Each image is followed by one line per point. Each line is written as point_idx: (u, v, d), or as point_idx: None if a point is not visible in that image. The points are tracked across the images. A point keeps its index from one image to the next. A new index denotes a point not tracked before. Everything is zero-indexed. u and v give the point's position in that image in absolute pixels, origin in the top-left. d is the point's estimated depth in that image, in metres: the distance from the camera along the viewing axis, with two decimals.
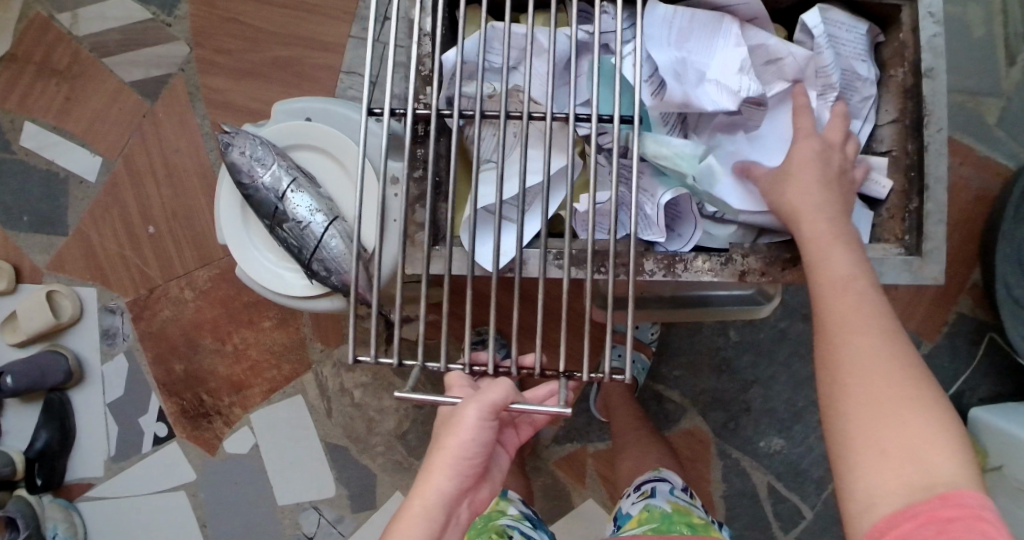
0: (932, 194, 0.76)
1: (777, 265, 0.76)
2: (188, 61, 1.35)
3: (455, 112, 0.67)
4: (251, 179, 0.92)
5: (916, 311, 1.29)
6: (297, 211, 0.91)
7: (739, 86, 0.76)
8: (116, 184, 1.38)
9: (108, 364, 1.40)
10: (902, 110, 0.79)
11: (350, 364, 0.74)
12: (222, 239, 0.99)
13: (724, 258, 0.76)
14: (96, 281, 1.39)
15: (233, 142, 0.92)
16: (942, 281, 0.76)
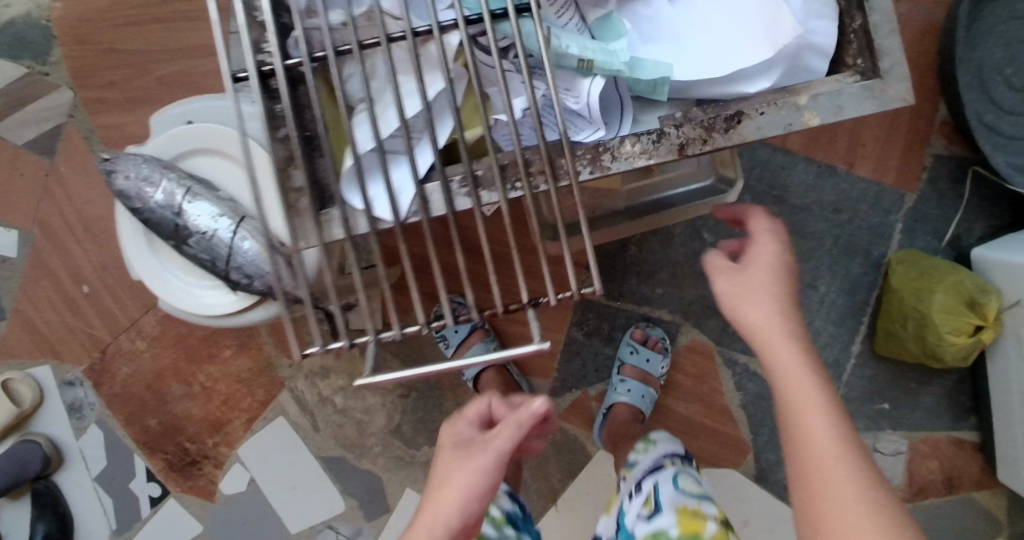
0: (874, 5, 0.67)
1: (717, 129, 0.67)
2: (75, 105, 1.27)
3: (302, 55, 0.58)
4: (142, 201, 0.82)
5: (891, 164, 1.22)
6: (198, 222, 0.82)
7: None
8: (39, 252, 1.30)
9: (84, 438, 1.33)
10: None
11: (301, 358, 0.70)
12: (133, 275, 0.89)
13: (655, 136, 0.67)
14: (48, 357, 1.32)
15: (114, 167, 0.82)
16: (914, 99, 0.66)
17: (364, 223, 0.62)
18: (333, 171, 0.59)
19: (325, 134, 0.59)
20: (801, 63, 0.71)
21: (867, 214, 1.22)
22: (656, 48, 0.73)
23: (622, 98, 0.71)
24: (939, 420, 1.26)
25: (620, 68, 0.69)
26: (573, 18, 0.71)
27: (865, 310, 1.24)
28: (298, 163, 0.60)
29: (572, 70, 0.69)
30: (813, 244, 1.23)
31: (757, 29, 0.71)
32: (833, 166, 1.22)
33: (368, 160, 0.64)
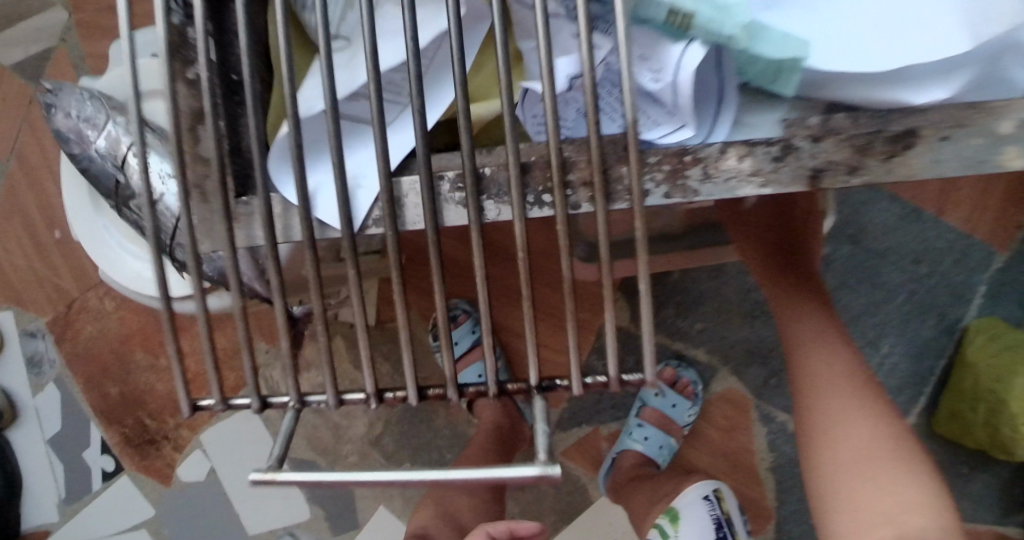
0: None
1: (875, 153, 0.45)
2: (68, 29, 1.14)
3: None
4: (82, 147, 0.67)
5: (988, 213, 1.03)
6: (140, 183, 0.64)
7: None
8: (11, 185, 1.17)
9: (41, 396, 1.22)
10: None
11: (186, 410, 0.52)
12: (77, 233, 0.77)
13: (777, 149, 0.45)
14: (12, 303, 1.21)
15: (57, 102, 0.68)
16: None
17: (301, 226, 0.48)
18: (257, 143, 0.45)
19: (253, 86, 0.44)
20: (1001, 70, 0.50)
21: (949, 269, 1.04)
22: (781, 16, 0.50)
23: (723, 86, 0.52)
24: (996, 518, 1.08)
25: (738, 39, 0.48)
26: None
27: (931, 380, 1.07)
28: (207, 120, 0.46)
29: (656, 29, 0.50)
30: (882, 297, 1.06)
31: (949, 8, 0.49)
32: (919, 209, 1.04)
33: (309, 128, 0.52)
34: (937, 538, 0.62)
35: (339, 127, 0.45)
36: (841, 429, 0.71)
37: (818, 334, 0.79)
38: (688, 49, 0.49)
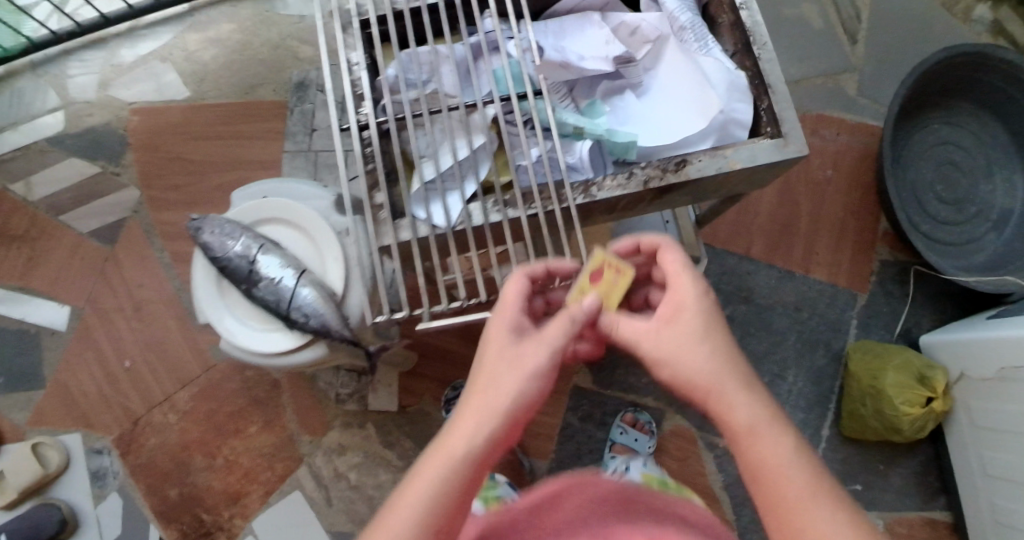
0: (776, 90, 0.91)
1: (669, 170, 0.88)
2: (139, 203, 1.47)
3: (387, 114, 0.86)
4: (223, 251, 1.08)
5: (844, 268, 1.41)
6: (268, 270, 1.07)
7: (608, 52, 0.95)
8: (87, 328, 1.45)
9: (102, 505, 1.39)
10: (735, 40, 0.97)
11: (373, 323, 0.88)
12: (201, 315, 1.12)
13: (627, 174, 0.88)
14: (79, 426, 1.42)
15: (203, 227, 1.09)
16: (809, 152, 0.89)
17: (425, 229, 0.87)
18: (407, 194, 0.86)
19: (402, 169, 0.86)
20: (730, 133, 0.93)
21: (824, 311, 1.40)
22: (630, 128, 0.95)
23: (605, 163, 0.93)
24: (905, 503, 1.36)
25: (602, 133, 0.91)
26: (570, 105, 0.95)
27: (831, 400, 1.39)
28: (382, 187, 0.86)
29: (570, 136, 0.92)
30: (778, 339, 1.40)
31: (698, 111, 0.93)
32: (792, 272, 1.41)
33: (430, 188, 0.89)
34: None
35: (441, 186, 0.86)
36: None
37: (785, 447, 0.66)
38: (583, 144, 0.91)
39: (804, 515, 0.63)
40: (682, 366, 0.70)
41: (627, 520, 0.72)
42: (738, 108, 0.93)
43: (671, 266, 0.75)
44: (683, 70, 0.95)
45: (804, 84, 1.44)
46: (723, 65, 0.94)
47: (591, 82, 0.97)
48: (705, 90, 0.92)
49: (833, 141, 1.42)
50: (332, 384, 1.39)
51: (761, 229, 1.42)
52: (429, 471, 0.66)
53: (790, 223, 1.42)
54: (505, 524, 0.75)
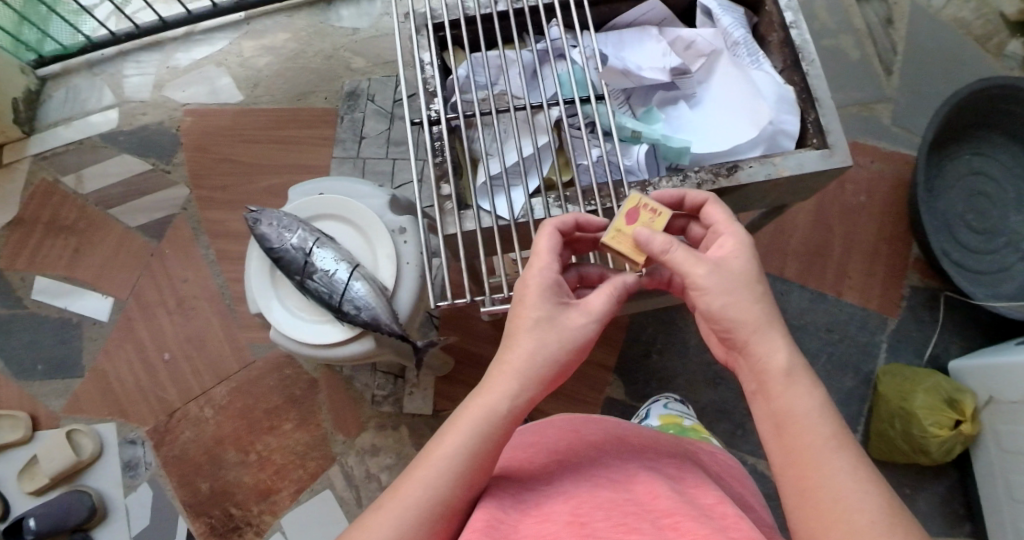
0: (823, 103, 0.89)
1: (722, 174, 0.87)
2: (188, 200, 1.51)
3: (458, 110, 0.87)
4: (280, 242, 1.08)
5: (874, 292, 1.43)
6: (323, 263, 1.06)
7: (664, 63, 0.93)
8: (129, 320, 1.47)
9: (132, 495, 1.40)
10: (785, 57, 0.95)
11: (433, 309, 0.88)
12: (251, 306, 1.12)
13: (680, 176, 0.88)
14: (115, 415, 1.44)
15: (260, 218, 1.10)
16: (854, 163, 0.87)
17: (488, 221, 0.86)
18: (473, 186, 0.85)
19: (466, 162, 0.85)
20: (778, 143, 0.91)
21: (854, 334, 1.42)
22: (684, 135, 0.93)
23: (658, 166, 0.92)
24: (936, 529, 1.35)
25: (658, 137, 0.91)
26: (626, 111, 0.94)
27: (861, 421, 1.39)
28: (449, 179, 0.85)
29: (626, 139, 0.92)
30: (808, 359, 1.41)
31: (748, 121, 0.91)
32: (824, 294, 1.44)
33: (495, 182, 0.88)
34: (859, 507, 0.63)
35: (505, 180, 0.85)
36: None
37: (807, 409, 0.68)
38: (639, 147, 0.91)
39: (819, 470, 0.66)
40: (731, 306, 0.72)
41: (645, 458, 0.73)
42: (787, 120, 0.91)
43: (716, 217, 0.77)
44: (738, 83, 0.93)
45: (839, 112, 1.49)
46: (774, 80, 0.93)
47: (645, 90, 0.96)
48: (756, 102, 0.91)
49: (865, 169, 1.47)
50: (368, 386, 1.41)
51: (794, 251, 1.45)
52: (465, 422, 0.70)
53: (823, 247, 1.45)
54: (527, 448, 0.77)
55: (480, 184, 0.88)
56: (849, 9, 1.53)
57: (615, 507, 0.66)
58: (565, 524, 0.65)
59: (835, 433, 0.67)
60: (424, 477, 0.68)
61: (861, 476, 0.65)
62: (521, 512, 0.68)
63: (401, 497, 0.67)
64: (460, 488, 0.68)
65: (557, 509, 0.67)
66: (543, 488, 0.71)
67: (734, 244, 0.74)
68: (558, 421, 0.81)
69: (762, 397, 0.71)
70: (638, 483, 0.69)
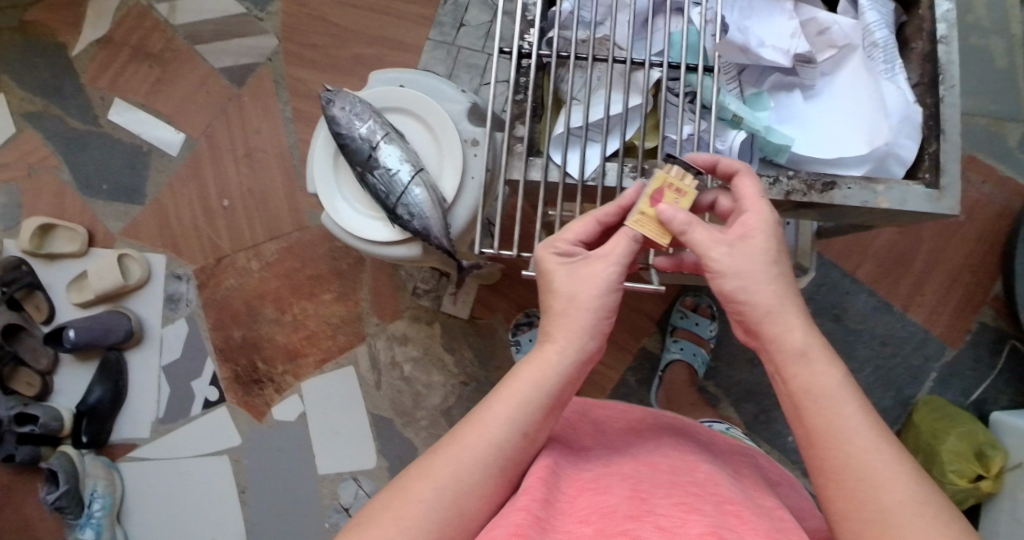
0: (948, 138, 0.82)
1: (815, 188, 0.82)
2: (275, 52, 1.49)
3: (554, 49, 0.82)
4: (349, 130, 1.06)
5: (942, 317, 1.36)
6: (387, 161, 1.05)
7: (790, 47, 0.85)
8: (197, 160, 1.50)
9: (168, 327, 1.47)
10: (923, 72, 0.87)
11: (477, 255, 0.93)
12: (311, 186, 1.12)
13: (772, 179, 0.83)
14: (166, 249, 1.49)
15: (334, 99, 1.07)
16: (960, 213, 0.82)
17: (557, 174, 0.83)
18: (548, 133, 0.82)
19: (548, 108, 0.82)
20: (886, 166, 0.85)
21: (908, 354, 1.36)
22: (789, 129, 0.87)
23: (751, 157, 0.86)
24: None
25: (760, 128, 0.84)
26: (735, 89, 0.87)
27: None
28: (527, 120, 0.82)
29: (725, 121, 0.85)
30: (853, 366, 1.37)
31: (861, 133, 0.84)
32: (890, 304, 1.37)
33: (574, 132, 0.84)
34: (896, 486, 0.62)
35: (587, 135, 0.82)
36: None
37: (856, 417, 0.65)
38: (738, 134, 0.84)
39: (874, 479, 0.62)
40: (742, 290, 0.69)
41: (703, 453, 0.79)
42: (903, 146, 0.84)
43: (745, 191, 0.73)
44: (863, 86, 0.86)
45: (965, 120, 1.37)
46: (905, 96, 0.85)
47: (762, 70, 0.88)
48: (879, 116, 0.83)
49: (975, 187, 1.35)
50: (412, 276, 1.42)
51: (873, 255, 1.38)
52: (520, 381, 0.72)
53: (904, 257, 1.37)
54: (585, 436, 0.84)
55: (556, 133, 0.83)
56: (1012, 10, 1.37)
57: (675, 487, 0.72)
58: (625, 498, 0.70)
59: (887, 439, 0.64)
60: (480, 437, 0.71)
61: (892, 452, 0.64)
62: (577, 488, 0.74)
63: (457, 452, 0.70)
64: (513, 447, 0.71)
65: (615, 485, 0.73)
66: (602, 468, 0.77)
67: (757, 220, 0.71)
68: (612, 412, 0.88)
69: (791, 388, 0.68)
70: (698, 468, 0.75)
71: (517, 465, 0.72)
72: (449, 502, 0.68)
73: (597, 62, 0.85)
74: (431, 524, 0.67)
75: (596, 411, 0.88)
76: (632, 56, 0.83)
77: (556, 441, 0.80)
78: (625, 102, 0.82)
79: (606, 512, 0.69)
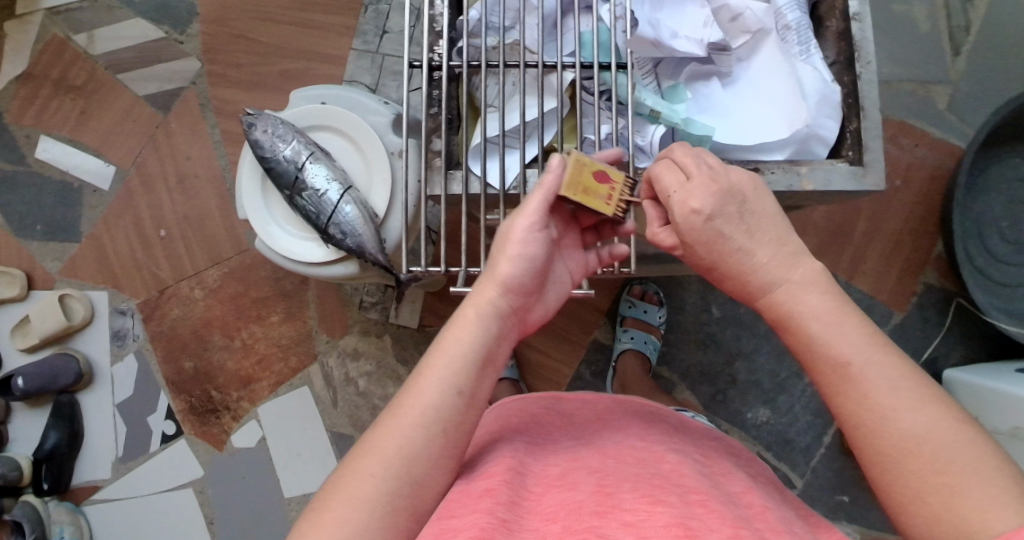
0: (868, 113, 0.81)
1: None
2: (199, 75, 1.45)
3: (465, 60, 0.76)
4: (273, 153, 1.04)
5: (886, 283, 1.37)
6: (315, 181, 1.03)
7: (704, 36, 0.81)
8: (130, 191, 1.46)
9: (118, 364, 1.44)
10: (839, 50, 0.85)
11: (406, 275, 0.93)
12: (242, 213, 1.10)
13: None
14: (108, 285, 1.45)
15: (256, 122, 1.05)
16: (885, 188, 0.80)
17: (477, 187, 0.77)
18: (464, 144, 0.76)
19: (463, 120, 0.76)
20: (809, 148, 0.82)
21: None
22: (709, 118, 0.83)
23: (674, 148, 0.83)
24: None
25: (678, 121, 0.80)
26: (652, 83, 0.84)
27: None
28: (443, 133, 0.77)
29: (644, 116, 0.82)
30: None
31: (781, 117, 0.81)
32: (835, 275, 1.38)
33: (492, 142, 0.79)
34: (931, 426, 0.61)
35: (502, 144, 0.76)
36: (948, 514, 0.59)
37: (877, 371, 0.63)
38: (658, 126, 0.81)
39: (889, 430, 0.62)
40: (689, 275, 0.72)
41: (668, 439, 0.79)
42: (825, 125, 0.82)
43: (664, 193, 0.71)
44: (784, 69, 0.82)
45: (893, 86, 1.38)
46: (824, 74, 0.82)
47: (678, 61, 0.85)
48: (796, 98, 0.81)
49: (908, 153, 1.37)
50: (358, 290, 1.41)
51: (815, 227, 1.38)
52: (452, 343, 0.74)
53: (844, 227, 1.38)
54: (551, 429, 0.82)
55: (471, 145, 0.77)
56: None
57: (642, 479, 0.71)
58: (592, 493, 0.69)
59: (919, 395, 0.63)
60: (414, 405, 0.72)
61: (917, 393, 0.63)
62: (544, 485, 0.73)
63: (394, 423, 0.71)
64: (449, 405, 0.72)
65: (581, 480, 0.72)
66: (571, 456, 0.77)
67: (701, 179, 0.69)
68: (581, 404, 0.87)
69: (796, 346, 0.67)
70: (664, 459, 0.75)
71: (458, 431, 0.72)
72: (393, 477, 0.69)
73: (509, 69, 0.79)
74: (378, 499, 0.68)
75: (562, 404, 0.87)
76: (542, 59, 0.78)
77: (518, 440, 0.79)
78: (538, 107, 0.77)
79: (573, 507, 0.68)
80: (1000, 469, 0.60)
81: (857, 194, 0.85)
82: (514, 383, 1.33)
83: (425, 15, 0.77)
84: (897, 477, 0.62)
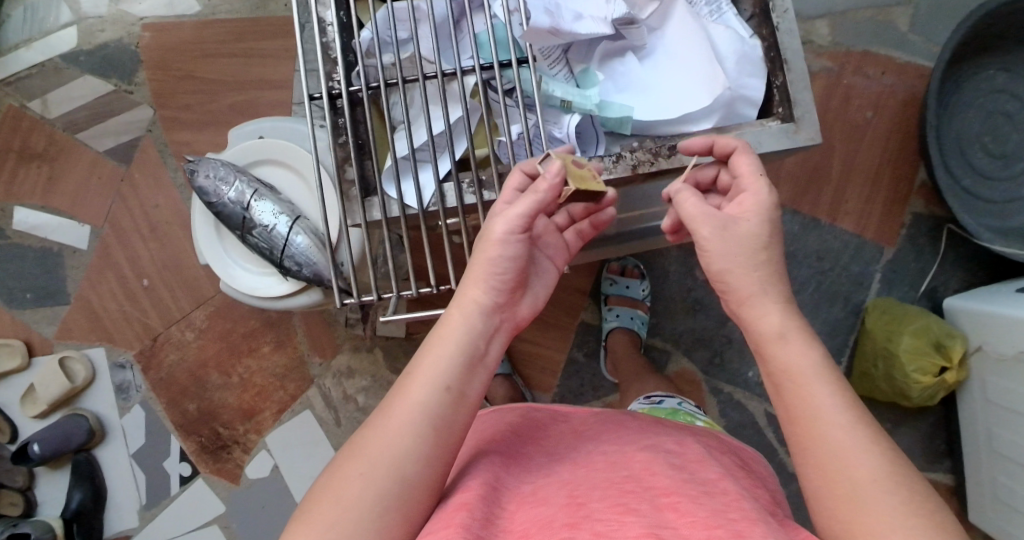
0: (792, 65, 0.77)
1: (662, 155, 0.78)
2: (153, 122, 1.46)
3: (363, 84, 0.75)
4: (218, 196, 1.03)
5: (872, 219, 1.33)
6: (262, 217, 1.02)
7: (608, 13, 0.78)
8: (107, 247, 1.48)
9: (127, 416, 1.47)
10: (755, 3, 0.81)
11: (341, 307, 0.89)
12: (201, 258, 1.10)
13: (614, 157, 0.78)
14: (103, 341, 1.48)
15: (198, 168, 1.04)
16: (822, 140, 0.77)
17: (396, 208, 0.77)
18: (377, 169, 0.75)
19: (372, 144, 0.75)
20: (736, 111, 0.79)
21: (847, 263, 1.33)
22: (628, 97, 0.80)
23: (597, 133, 0.80)
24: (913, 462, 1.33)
25: (592, 107, 0.78)
26: (562, 71, 0.80)
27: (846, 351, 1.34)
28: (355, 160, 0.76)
29: (557, 108, 0.79)
30: (796, 286, 1.34)
31: (700, 85, 0.78)
32: (818, 220, 1.33)
33: (405, 161, 0.78)
34: (884, 471, 0.63)
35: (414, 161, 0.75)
36: None
37: (840, 410, 0.65)
38: (574, 114, 0.78)
39: (848, 461, 0.63)
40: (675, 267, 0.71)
41: (641, 440, 0.77)
42: (748, 86, 0.79)
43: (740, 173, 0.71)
44: (697, 34, 0.79)
45: (852, 15, 1.31)
46: (742, 33, 0.80)
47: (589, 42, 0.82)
48: (712, 62, 0.78)
49: (876, 82, 1.31)
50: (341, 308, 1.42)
51: (789, 174, 1.34)
52: (440, 348, 0.73)
53: (820, 169, 1.34)
54: (526, 443, 0.79)
55: (386, 168, 0.77)
56: None
57: (612, 486, 0.69)
58: (562, 506, 0.68)
59: (872, 437, 0.64)
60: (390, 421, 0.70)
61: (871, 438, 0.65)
62: (516, 502, 0.71)
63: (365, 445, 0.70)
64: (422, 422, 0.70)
65: (552, 493, 0.70)
66: (543, 477, 0.74)
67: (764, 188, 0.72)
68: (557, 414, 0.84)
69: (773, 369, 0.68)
70: (634, 458, 0.73)
71: (448, 431, 0.71)
72: (375, 496, 0.68)
73: (412, 85, 0.78)
74: (368, 505, 0.67)
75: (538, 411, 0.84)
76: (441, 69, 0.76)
77: (494, 453, 0.76)
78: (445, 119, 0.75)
79: (543, 523, 0.66)
80: (939, 515, 0.61)
81: (795, 151, 0.81)
82: (507, 378, 1.32)
83: (317, 45, 0.76)
84: (852, 507, 0.62)
